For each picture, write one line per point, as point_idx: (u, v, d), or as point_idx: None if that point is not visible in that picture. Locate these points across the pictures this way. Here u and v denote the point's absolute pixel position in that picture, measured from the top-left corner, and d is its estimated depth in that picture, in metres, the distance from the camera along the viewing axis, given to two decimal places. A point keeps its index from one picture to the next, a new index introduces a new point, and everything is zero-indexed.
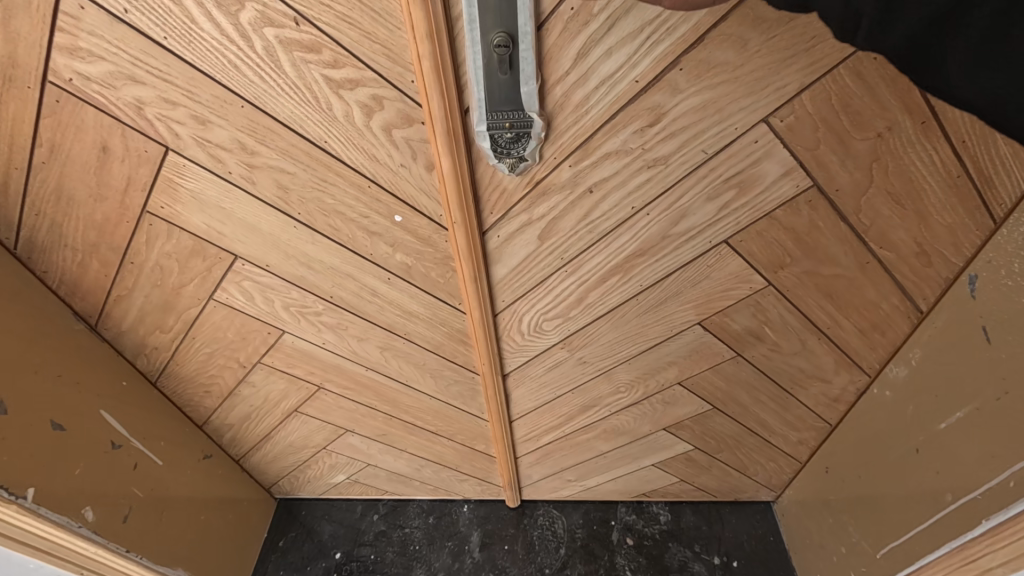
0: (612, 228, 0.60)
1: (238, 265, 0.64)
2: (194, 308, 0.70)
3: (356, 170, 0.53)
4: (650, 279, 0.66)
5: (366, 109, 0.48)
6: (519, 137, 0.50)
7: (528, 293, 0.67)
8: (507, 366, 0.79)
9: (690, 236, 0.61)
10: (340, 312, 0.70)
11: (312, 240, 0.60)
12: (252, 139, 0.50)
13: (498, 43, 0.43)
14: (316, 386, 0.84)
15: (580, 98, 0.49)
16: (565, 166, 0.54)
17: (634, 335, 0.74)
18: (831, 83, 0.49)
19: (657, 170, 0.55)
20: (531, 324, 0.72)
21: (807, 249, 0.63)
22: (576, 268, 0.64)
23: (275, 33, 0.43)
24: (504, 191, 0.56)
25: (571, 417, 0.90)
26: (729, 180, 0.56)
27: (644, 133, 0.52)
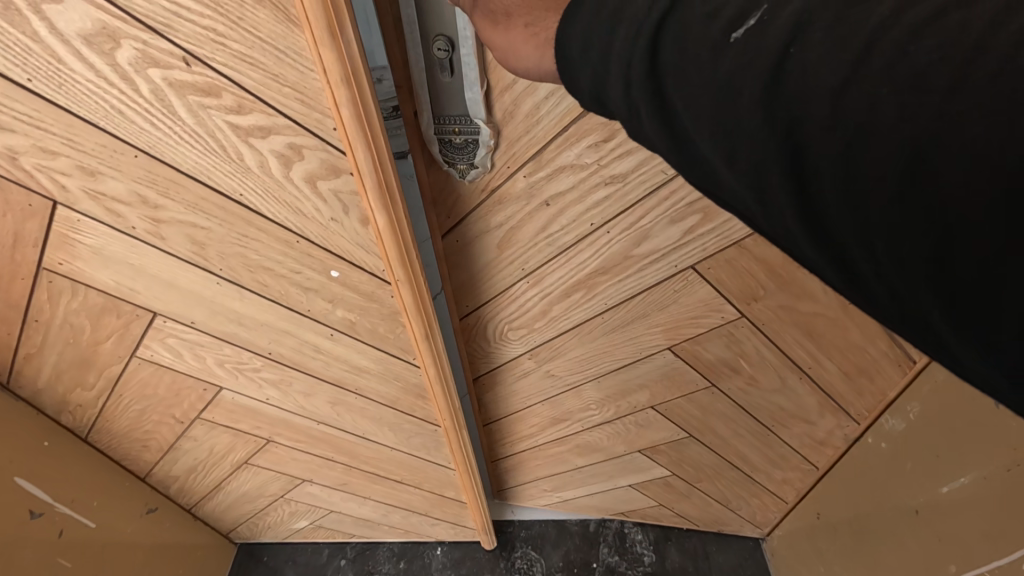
0: (573, 240, 0.59)
1: (159, 322, 0.56)
2: (116, 365, 0.62)
3: (280, 225, 0.46)
4: (614, 299, 0.64)
5: (283, 159, 0.41)
6: (467, 144, 0.52)
7: (491, 299, 0.67)
8: (476, 375, 0.78)
9: (653, 258, 0.60)
10: (281, 367, 0.62)
11: (240, 296, 0.53)
12: (154, 192, 0.43)
13: (439, 47, 0.45)
14: (265, 439, 0.77)
15: (529, 108, 0.50)
16: (519, 176, 0.55)
17: (603, 354, 0.71)
18: None
19: (614, 187, 0.55)
20: (496, 333, 0.71)
21: (781, 281, 0.61)
22: (537, 280, 0.64)
23: (162, 75, 0.36)
24: (461, 196, 0.57)
25: (540, 434, 0.87)
26: (692, 204, 0.55)
27: (599, 149, 0.52)
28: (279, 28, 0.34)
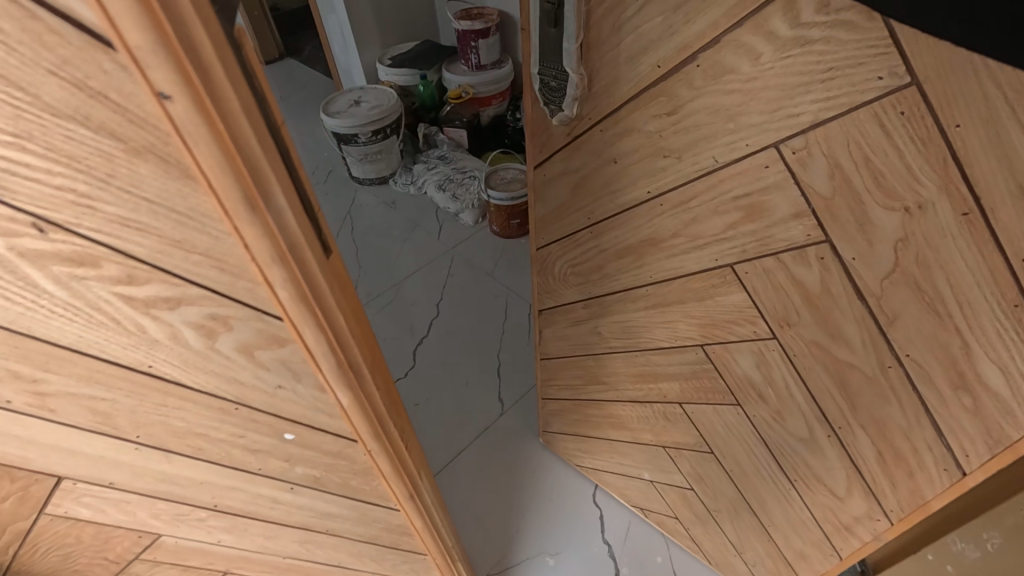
0: (634, 200, 0.77)
1: (67, 484, 0.45)
2: (23, 521, 0.49)
3: (209, 394, 0.42)
4: (659, 273, 0.81)
5: (203, 330, 0.38)
6: (559, 89, 0.73)
7: (566, 237, 0.91)
8: (548, 304, 1.04)
9: (696, 245, 0.73)
10: (231, 518, 0.52)
11: (168, 459, 0.45)
12: (33, 366, 0.37)
13: (548, 2, 0.66)
14: (223, 571, 0.64)
15: (610, 75, 0.69)
16: (598, 131, 0.75)
17: (645, 325, 0.89)
18: (855, 128, 0.52)
19: (672, 160, 0.69)
20: (566, 273, 0.95)
21: (817, 314, 0.66)
22: (602, 231, 0.84)
23: (8, 245, 0.32)
24: (550, 136, 0.82)
25: (591, 386, 1.09)
26: (738, 200, 0.65)
27: (663, 119, 0.67)
28: (182, 199, 0.32)
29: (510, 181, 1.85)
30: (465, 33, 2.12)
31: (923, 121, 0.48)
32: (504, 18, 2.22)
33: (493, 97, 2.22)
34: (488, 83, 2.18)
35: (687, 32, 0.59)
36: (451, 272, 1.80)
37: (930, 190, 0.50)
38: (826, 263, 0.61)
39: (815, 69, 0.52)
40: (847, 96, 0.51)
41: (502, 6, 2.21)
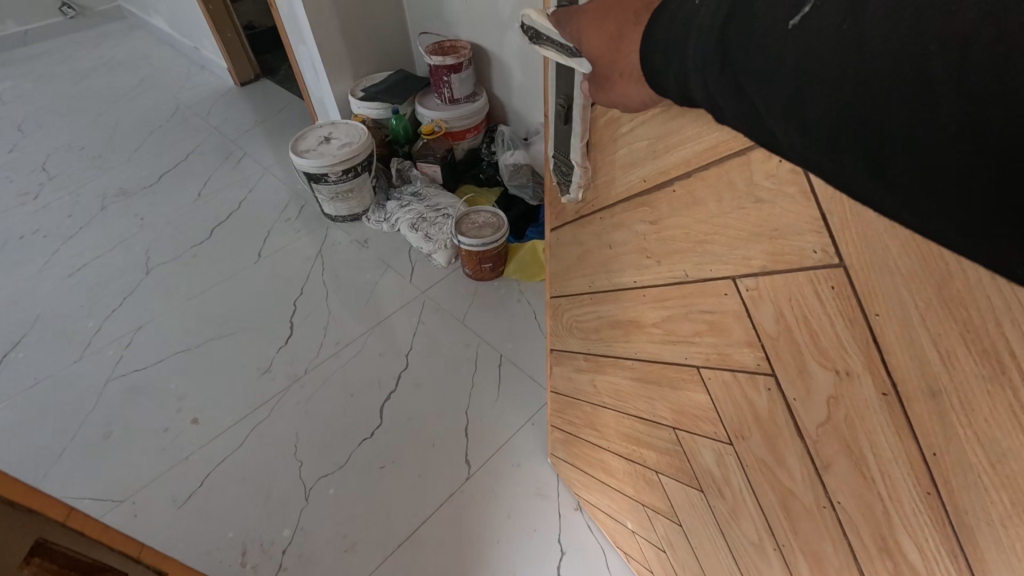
0: (624, 283, 0.82)
1: None
2: None
3: None
4: (643, 352, 0.84)
5: None
6: (567, 174, 0.83)
7: (573, 294, 1.00)
8: (558, 347, 1.13)
9: (670, 339, 0.76)
10: None
11: None
12: None
13: (560, 104, 0.74)
14: None
15: (608, 177, 0.76)
16: (599, 217, 0.82)
17: (629, 394, 0.93)
18: (795, 285, 0.52)
19: (652, 263, 0.73)
20: (574, 324, 1.03)
21: (765, 435, 0.65)
22: (600, 300, 0.90)
23: None
24: (564, 207, 0.91)
25: (588, 431, 1.13)
26: (701, 316, 0.67)
27: (647, 226, 0.71)
28: None
29: (481, 226, 1.82)
30: (437, 68, 2.09)
31: (850, 301, 0.47)
32: (476, 51, 2.19)
33: (467, 131, 2.20)
34: (461, 119, 2.16)
35: (662, 162, 0.64)
36: (422, 319, 1.78)
37: (857, 360, 0.49)
38: (772, 393, 0.61)
39: (770, 224, 0.52)
40: (789, 256, 0.52)
41: (474, 39, 2.17)
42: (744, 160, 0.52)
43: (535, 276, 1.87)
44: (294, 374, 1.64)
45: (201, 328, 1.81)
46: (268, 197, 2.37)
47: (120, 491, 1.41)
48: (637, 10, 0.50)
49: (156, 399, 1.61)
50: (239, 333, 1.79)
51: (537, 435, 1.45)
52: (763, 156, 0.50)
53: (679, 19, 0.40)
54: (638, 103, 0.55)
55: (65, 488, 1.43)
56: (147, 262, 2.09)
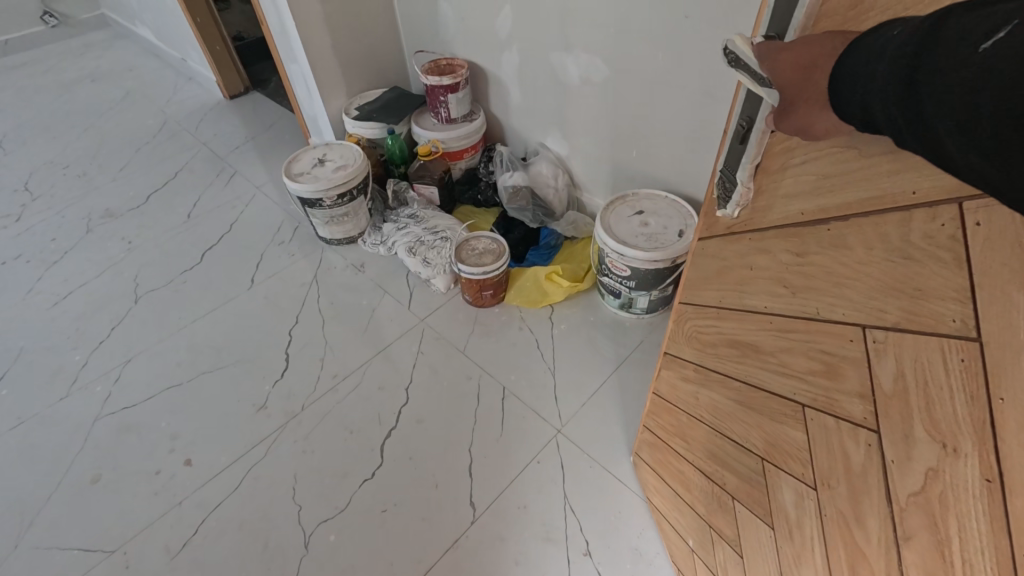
0: (751, 306, 0.77)
1: None
2: None
3: None
4: (750, 377, 0.80)
5: None
6: (727, 191, 0.76)
7: (701, 304, 0.92)
8: (671, 350, 1.05)
9: (782, 371, 0.73)
10: None
11: None
12: None
13: (740, 123, 0.69)
14: None
15: (770, 200, 0.69)
16: (746, 238, 0.76)
17: (728, 415, 0.89)
18: (925, 350, 0.50)
19: (786, 294, 0.70)
20: (691, 334, 0.96)
21: (850, 490, 0.63)
22: (726, 316, 0.84)
23: None
24: (715, 221, 0.84)
25: (675, 440, 1.11)
26: (817, 356, 0.65)
27: (792, 256, 0.67)
28: None
29: (481, 253, 1.79)
30: (434, 88, 2.04)
31: (977, 379, 0.46)
32: (474, 69, 2.14)
33: (464, 151, 2.16)
34: (458, 139, 2.12)
35: (833, 200, 0.59)
36: (422, 350, 1.73)
37: (969, 439, 0.47)
38: (871, 450, 0.59)
39: (915, 283, 0.51)
40: (924, 319, 0.50)
41: (470, 57, 2.12)
42: (904, 217, 0.51)
43: (537, 302, 1.82)
44: (291, 411, 1.59)
45: (194, 360, 1.75)
46: (261, 218, 2.31)
47: (113, 540, 1.36)
48: (835, 43, 0.51)
49: (148, 437, 1.56)
50: (234, 365, 1.73)
51: (549, 472, 1.42)
52: (927, 216, 0.49)
53: (877, 49, 0.43)
54: (822, 133, 0.54)
55: (56, 537, 1.37)
56: (136, 288, 2.03)
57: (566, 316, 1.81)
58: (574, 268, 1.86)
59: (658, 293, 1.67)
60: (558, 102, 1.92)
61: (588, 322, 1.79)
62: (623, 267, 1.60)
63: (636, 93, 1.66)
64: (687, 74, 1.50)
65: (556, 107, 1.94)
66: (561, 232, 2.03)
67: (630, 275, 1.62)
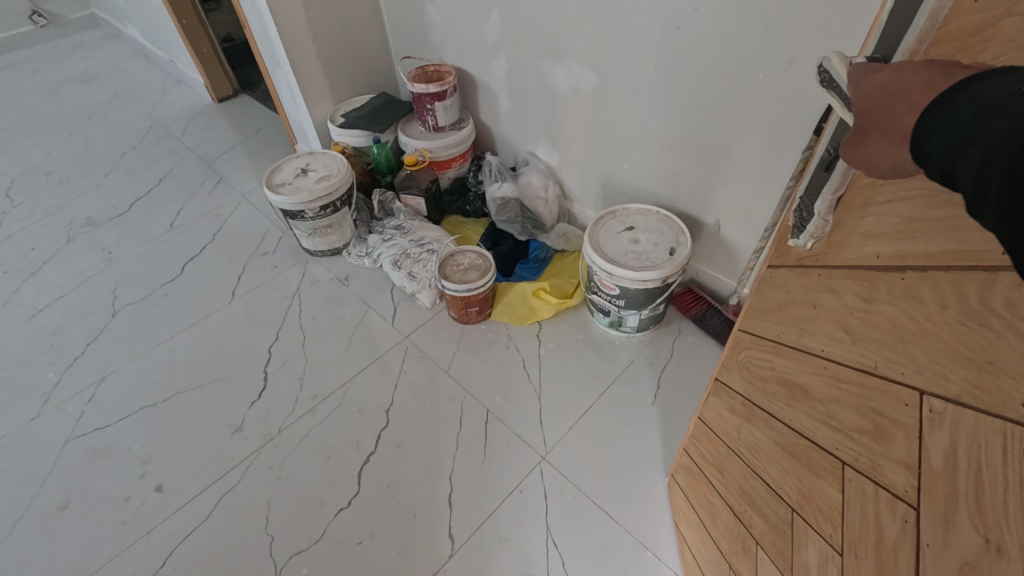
0: (808, 347, 0.66)
1: None
2: None
3: None
4: (794, 422, 0.70)
5: None
6: (802, 221, 0.66)
7: (760, 335, 0.78)
8: (722, 376, 0.92)
9: (829, 424, 0.62)
10: None
11: None
12: None
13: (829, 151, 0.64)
14: None
15: (846, 235, 0.59)
16: (817, 273, 0.64)
17: (765, 456, 0.78)
18: (980, 433, 0.43)
19: (846, 341, 0.59)
20: (744, 364, 0.83)
21: (880, 565, 0.55)
22: (782, 352, 0.72)
23: None
24: (785, 253, 0.70)
25: (712, 471, 1.00)
26: (866, 414, 0.56)
27: (863, 300, 0.56)
28: None
29: (466, 269, 1.73)
30: (421, 96, 1.97)
31: None
32: (462, 76, 2.07)
33: (453, 160, 2.10)
34: (446, 148, 2.05)
35: (917, 246, 0.49)
36: (405, 370, 1.67)
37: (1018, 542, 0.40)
38: (906, 527, 0.51)
39: (984, 356, 0.43)
40: (987, 398, 0.43)
41: (458, 63, 2.05)
42: (986, 278, 0.42)
43: (524, 319, 1.76)
44: (268, 434, 1.54)
45: (171, 379, 1.70)
46: (245, 228, 2.25)
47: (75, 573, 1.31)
48: (936, 77, 0.44)
49: (120, 461, 1.50)
50: (211, 384, 1.68)
51: (531, 503, 1.37)
52: (1013, 282, 0.40)
53: (997, 94, 0.37)
54: (898, 168, 0.46)
55: (17, 568, 1.32)
56: (114, 302, 1.98)
57: (554, 334, 1.75)
58: (562, 283, 1.81)
59: (648, 312, 1.61)
60: (548, 110, 1.85)
61: (577, 341, 1.72)
62: (612, 286, 1.54)
63: (627, 103, 1.59)
64: (678, 86, 1.44)
65: (547, 116, 1.87)
66: (551, 245, 1.97)
67: (619, 294, 1.55)
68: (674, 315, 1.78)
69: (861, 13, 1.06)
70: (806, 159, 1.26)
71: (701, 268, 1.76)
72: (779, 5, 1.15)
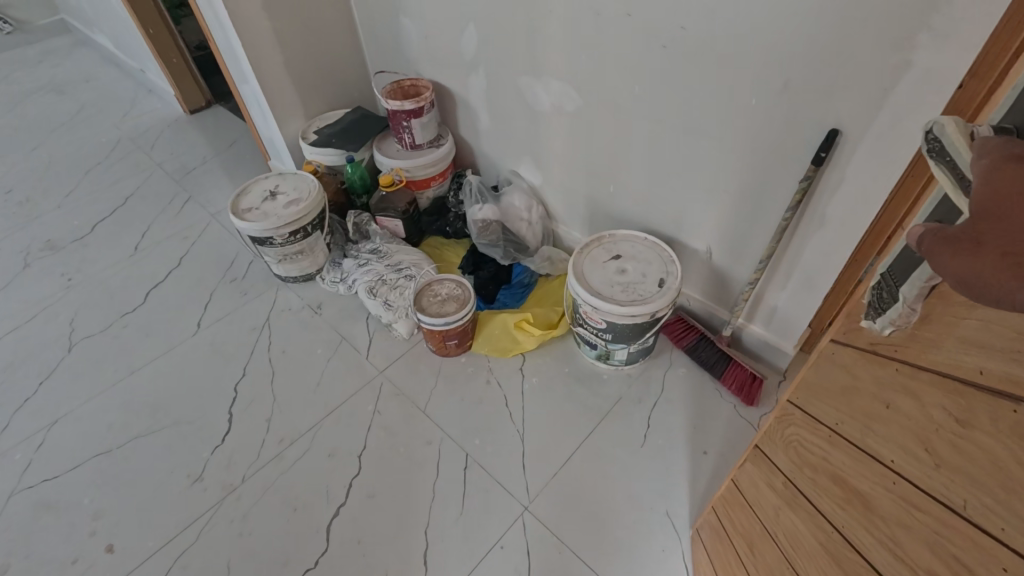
0: (873, 452, 0.53)
1: None
2: None
3: None
4: (847, 532, 0.58)
5: None
6: (877, 295, 0.53)
7: (814, 417, 0.66)
8: (766, 448, 0.81)
9: (891, 550, 0.51)
10: None
11: None
12: None
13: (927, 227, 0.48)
14: None
15: (937, 331, 0.46)
16: (895, 366, 0.51)
17: (806, 557, 0.67)
18: None
19: (924, 461, 0.46)
20: (790, 441, 0.72)
21: None
22: (838, 445, 0.60)
23: None
24: (857, 327, 0.57)
25: (743, 545, 0.90)
26: (943, 557, 0.44)
27: (953, 423, 0.43)
28: None
29: (443, 300, 1.63)
30: (396, 113, 1.86)
31: None
32: (440, 91, 1.96)
33: (431, 179, 2.00)
34: (425, 167, 1.95)
35: None
36: (379, 410, 1.57)
37: None
38: None
39: None
40: None
41: (436, 77, 1.94)
42: None
43: (507, 352, 1.66)
44: (230, 484, 1.43)
45: (128, 421, 1.59)
46: (214, 251, 2.14)
47: None
48: None
49: (68, 517, 1.39)
50: (170, 427, 1.57)
51: (512, 560, 1.27)
52: None
53: None
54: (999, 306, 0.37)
55: None
56: (71, 335, 1.85)
57: (538, 367, 1.65)
58: (546, 313, 1.73)
59: (637, 345, 1.51)
60: (531, 128, 1.74)
61: (561, 374, 1.63)
62: (598, 319, 1.44)
63: (611, 123, 1.49)
64: (665, 107, 1.34)
65: (530, 134, 1.77)
66: (536, 269, 1.87)
67: (606, 328, 1.45)
68: (665, 345, 1.68)
69: (859, 38, 0.97)
70: (803, 190, 1.17)
71: (693, 296, 1.67)
72: (774, 22, 1.05)
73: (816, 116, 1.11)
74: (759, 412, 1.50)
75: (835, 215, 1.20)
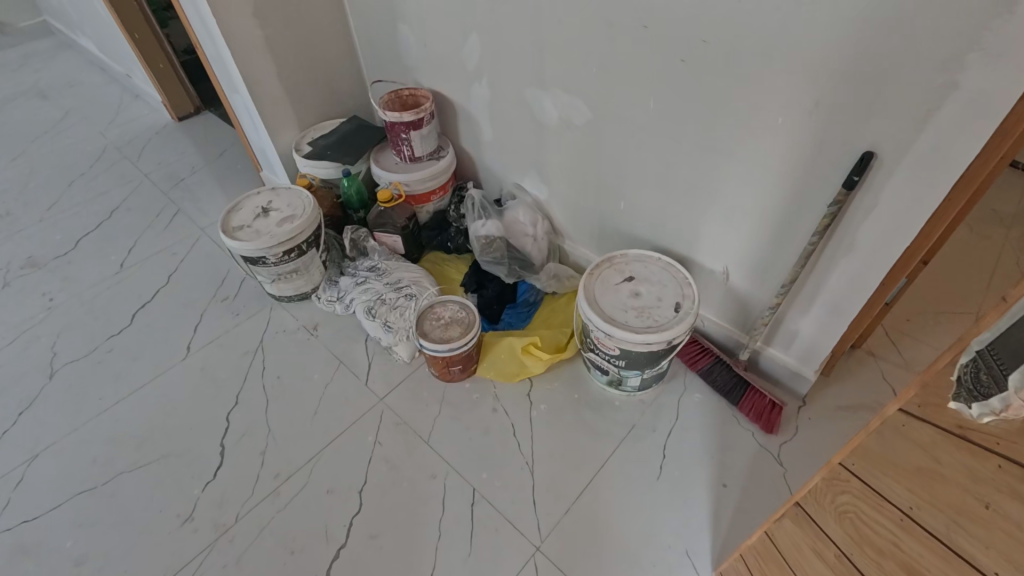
0: (968, 555, 0.48)
1: None
2: None
3: None
4: None
5: None
6: (971, 375, 0.44)
7: (874, 491, 0.59)
8: (806, 506, 0.75)
9: None
10: None
11: None
12: None
13: None
14: None
15: None
16: (995, 461, 0.45)
17: None
18: None
19: None
20: (841, 510, 0.66)
21: None
22: (915, 533, 0.54)
23: None
24: (937, 404, 0.49)
25: None
26: None
27: None
28: None
29: (447, 324, 1.55)
30: (394, 125, 1.77)
31: None
32: (440, 101, 1.88)
33: (431, 193, 1.91)
34: (424, 180, 1.87)
35: None
36: (381, 441, 1.49)
37: None
38: None
39: None
40: None
41: (435, 87, 1.85)
42: None
43: (514, 377, 1.58)
44: (223, 524, 1.35)
45: (113, 455, 1.50)
46: (204, 268, 2.04)
47: None
48: None
49: (50, 563, 1.30)
50: (159, 462, 1.48)
51: None
52: None
53: None
54: None
55: None
56: (53, 360, 1.76)
57: (547, 393, 1.57)
58: (553, 335, 1.65)
59: (651, 372, 1.45)
60: (537, 142, 1.66)
61: (571, 401, 1.55)
62: (612, 346, 1.36)
63: (623, 139, 1.41)
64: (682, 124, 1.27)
65: (535, 148, 1.69)
66: (541, 287, 1.79)
67: (619, 355, 1.38)
68: (678, 368, 1.61)
69: (902, 57, 0.90)
70: (831, 217, 1.10)
71: (707, 317, 1.60)
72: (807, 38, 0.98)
73: (848, 138, 1.04)
74: (780, 440, 1.44)
75: (865, 241, 1.13)
